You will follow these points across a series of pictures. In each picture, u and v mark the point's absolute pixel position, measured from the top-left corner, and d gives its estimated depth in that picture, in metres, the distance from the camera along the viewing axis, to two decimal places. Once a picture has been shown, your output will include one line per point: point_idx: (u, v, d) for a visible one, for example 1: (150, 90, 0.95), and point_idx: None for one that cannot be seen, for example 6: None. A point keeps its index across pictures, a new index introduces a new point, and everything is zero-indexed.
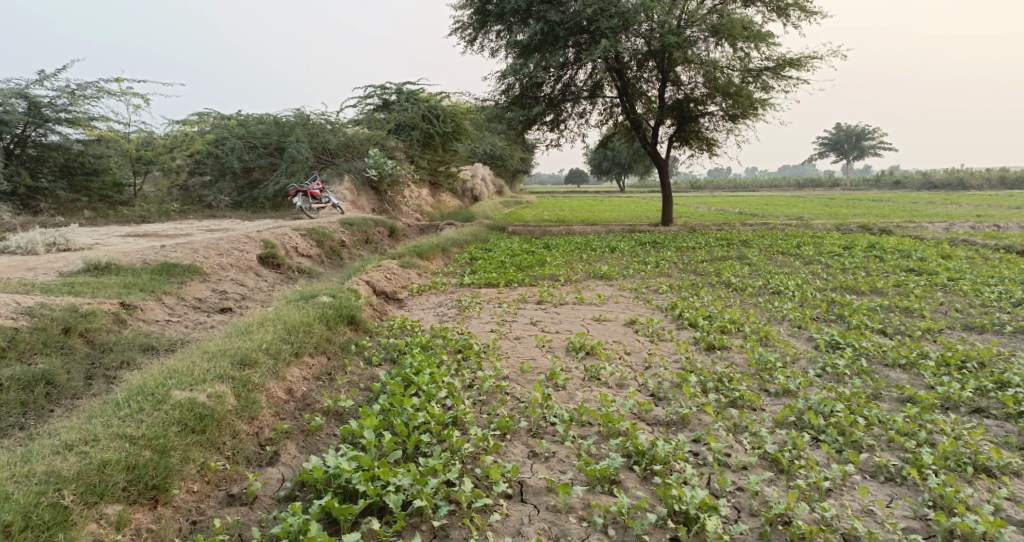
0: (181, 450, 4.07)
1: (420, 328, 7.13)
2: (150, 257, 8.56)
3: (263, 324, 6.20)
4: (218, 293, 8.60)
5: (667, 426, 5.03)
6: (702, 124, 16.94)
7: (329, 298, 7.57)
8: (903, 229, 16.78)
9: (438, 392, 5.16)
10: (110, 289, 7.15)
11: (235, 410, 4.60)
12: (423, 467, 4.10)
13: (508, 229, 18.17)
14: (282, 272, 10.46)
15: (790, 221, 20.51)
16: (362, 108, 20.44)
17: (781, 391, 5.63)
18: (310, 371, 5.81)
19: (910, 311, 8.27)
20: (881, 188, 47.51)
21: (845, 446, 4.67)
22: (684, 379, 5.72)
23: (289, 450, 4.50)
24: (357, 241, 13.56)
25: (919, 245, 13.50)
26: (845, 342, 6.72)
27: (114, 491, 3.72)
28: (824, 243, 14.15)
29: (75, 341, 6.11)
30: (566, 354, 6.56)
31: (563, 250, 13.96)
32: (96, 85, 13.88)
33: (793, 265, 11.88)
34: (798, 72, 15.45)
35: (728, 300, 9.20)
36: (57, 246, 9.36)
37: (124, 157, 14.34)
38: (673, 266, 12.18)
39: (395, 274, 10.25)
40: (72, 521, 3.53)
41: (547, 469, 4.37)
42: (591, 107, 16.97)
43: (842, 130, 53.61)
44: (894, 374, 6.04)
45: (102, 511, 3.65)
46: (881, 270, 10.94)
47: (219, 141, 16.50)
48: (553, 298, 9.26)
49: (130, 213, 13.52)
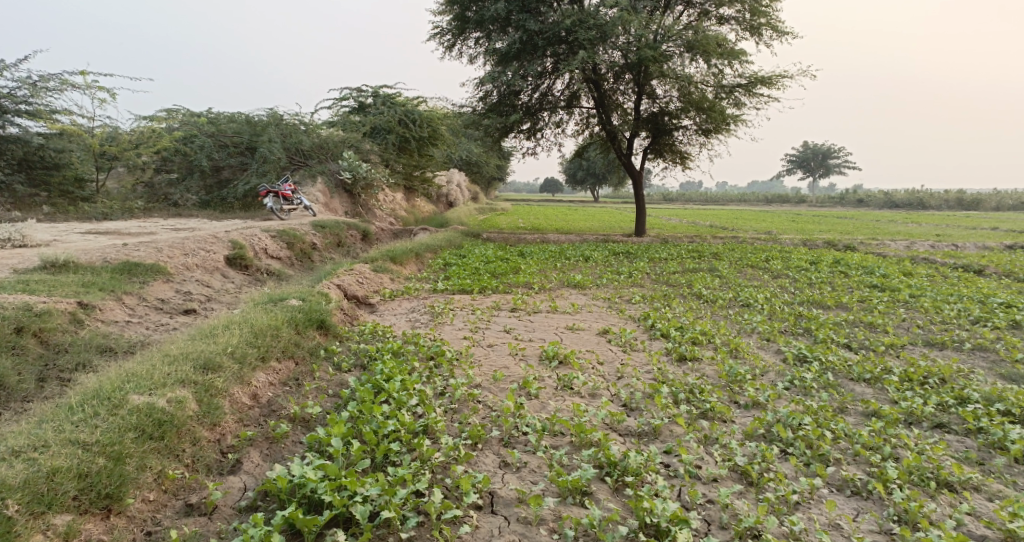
0: (137, 458, 3.91)
1: (392, 333, 7.01)
2: (111, 255, 8.30)
3: (229, 327, 6.03)
4: (182, 294, 8.36)
5: (639, 436, 5.00)
6: (675, 138, 17.12)
7: (298, 301, 7.41)
8: (867, 245, 17.16)
9: (408, 399, 5.06)
10: (67, 288, 6.90)
11: (196, 417, 4.44)
12: (391, 477, 4.00)
13: (482, 235, 18.10)
14: (249, 274, 10.23)
15: (759, 235, 20.83)
16: (337, 110, 20.22)
17: (752, 403, 5.66)
18: (277, 376, 5.66)
19: (874, 326, 8.42)
20: (845, 205, 48.68)
21: (813, 459, 4.69)
22: (656, 390, 5.71)
23: (252, 458, 4.36)
24: (328, 243, 13.36)
25: (882, 262, 13.80)
26: (813, 356, 6.80)
27: (63, 500, 3.56)
28: (792, 258, 14.38)
29: (28, 341, 5.87)
30: (538, 363, 6.50)
31: (537, 258, 13.95)
32: (60, 78, 13.48)
33: (762, 278, 12.04)
34: (769, 89, 15.72)
35: (699, 311, 9.26)
36: (13, 242, 9.02)
37: (87, 152, 13.93)
38: (645, 277, 12.25)
39: (367, 278, 10.11)
40: (16, 533, 3.35)
41: (517, 479, 4.30)
42: (567, 116, 17.03)
43: (809, 148, 54.80)
44: (860, 388, 6.12)
45: (50, 522, 3.48)
46: (846, 285, 11.14)
47: (188, 139, 16.14)
48: (526, 306, 9.22)
49: (92, 210, 13.12)
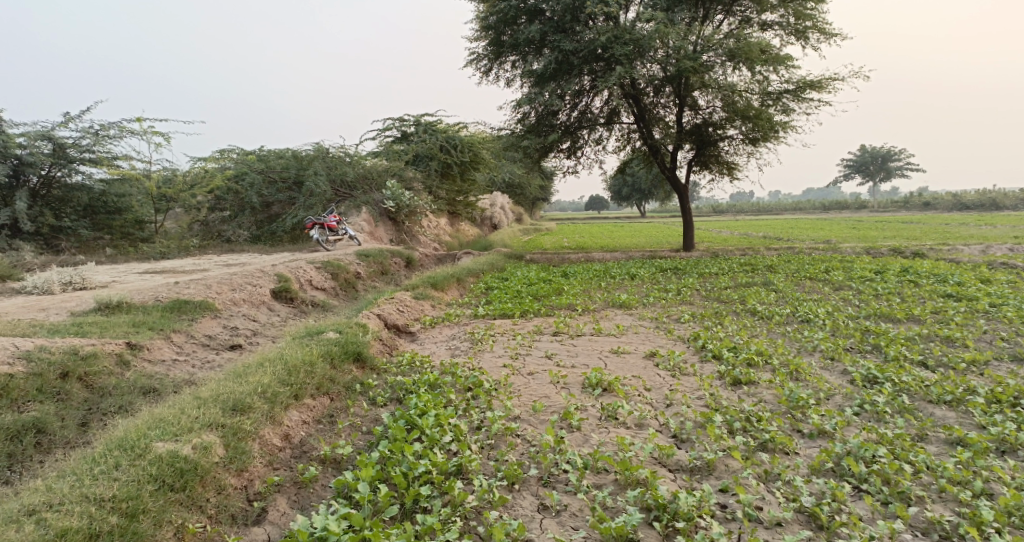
0: (154, 513, 3.78)
1: (430, 364, 6.79)
2: (162, 294, 8.39)
3: (263, 364, 5.91)
4: (229, 330, 8.35)
5: (691, 473, 4.61)
6: (721, 149, 16.58)
7: (336, 333, 7.28)
8: (937, 251, 16.14)
9: (442, 437, 4.80)
10: (117, 329, 6.94)
11: (221, 463, 4.31)
12: (419, 526, 3.74)
13: (526, 257, 17.86)
14: (295, 306, 10.22)
15: (816, 244, 19.93)
16: (381, 141, 20.46)
17: (816, 432, 5.18)
18: (310, 414, 5.50)
19: (952, 340, 7.75)
20: (910, 209, 46.59)
21: (891, 497, 4.20)
22: (709, 419, 5.28)
23: (278, 506, 4.20)
24: (373, 272, 13.34)
25: (955, 269, 12.91)
26: (883, 376, 6.24)
27: None
28: (854, 267, 13.60)
29: (73, 385, 5.84)
30: (581, 391, 6.16)
31: (581, 279, 13.61)
32: (119, 125, 13.99)
33: (822, 291, 11.38)
34: (819, 94, 15.07)
35: (754, 329, 8.74)
36: (73, 285, 9.23)
37: (146, 195, 14.38)
38: (695, 294, 11.75)
39: (408, 306, 9.96)
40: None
41: (557, 526, 3.98)
42: (607, 133, 16.69)
43: (867, 152, 52.70)
44: (940, 412, 5.57)
45: None
46: (917, 296, 10.40)
47: (239, 176, 16.53)
48: (569, 329, 8.89)
49: (150, 250, 13.47)
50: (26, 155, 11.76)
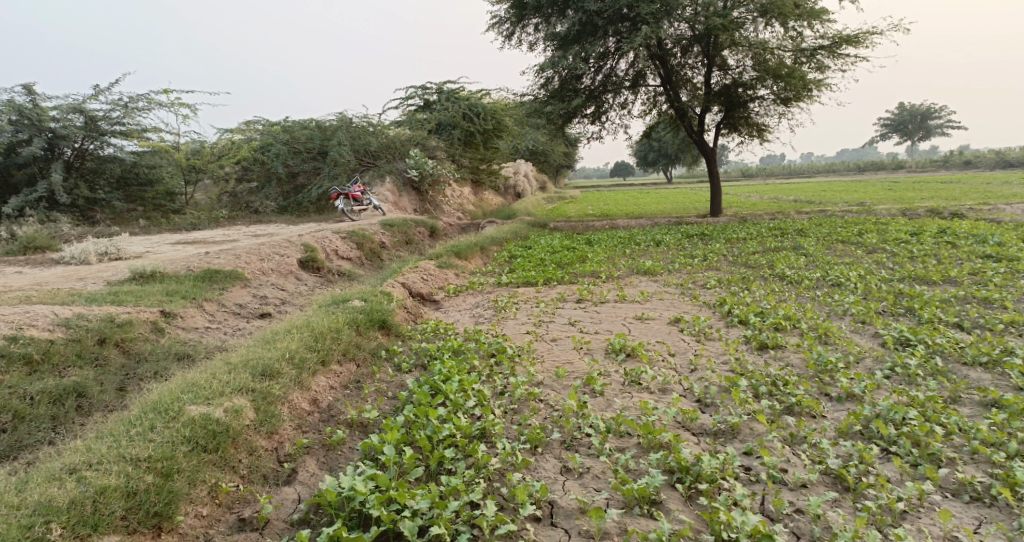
0: (188, 473, 3.90)
1: (453, 331, 6.84)
2: (194, 264, 8.55)
3: (291, 331, 6.01)
4: (258, 298, 8.48)
5: (715, 436, 4.60)
6: (751, 110, 16.16)
7: (362, 301, 7.36)
8: (977, 211, 15.65)
9: (466, 401, 4.85)
10: (152, 298, 7.10)
11: (252, 426, 4.44)
12: (443, 487, 3.80)
13: (550, 225, 17.77)
14: (322, 275, 10.33)
15: (850, 207, 19.47)
16: (404, 109, 20.38)
17: (845, 396, 5.14)
18: (338, 379, 5.59)
19: (989, 302, 7.59)
20: (949, 169, 45.14)
21: (920, 459, 4.12)
22: (733, 383, 5.27)
23: (307, 467, 4.30)
24: (398, 241, 13.42)
25: (995, 229, 12.54)
26: (916, 339, 6.18)
27: (111, 520, 3.54)
28: (888, 230, 13.28)
29: (110, 351, 6.01)
30: (605, 357, 6.19)
31: (605, 245, 13.53)
32: (146, 97, 14.14)
33: (854, 254, 11.15)
34: (856, 49, 14.55)
35: (782, 294, 8.62)
36: (109, 255, 9.45)
37: (175, 166, 14.57)
38: (722, 259, 11.60)
39: (432, 275, 10.01)
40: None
41: (580, 487, 4.01)
42: (633, 97, 16.35)
43: (905, 110, 50.95)
44: (974, 375, 5.50)
45: None
46: (954, 257, 10.14)
47: (265, 147, 16.65)
48: (592, 296, 8.87)
49: (182, 221, 13.69)
50: (59, 128, 11.97)
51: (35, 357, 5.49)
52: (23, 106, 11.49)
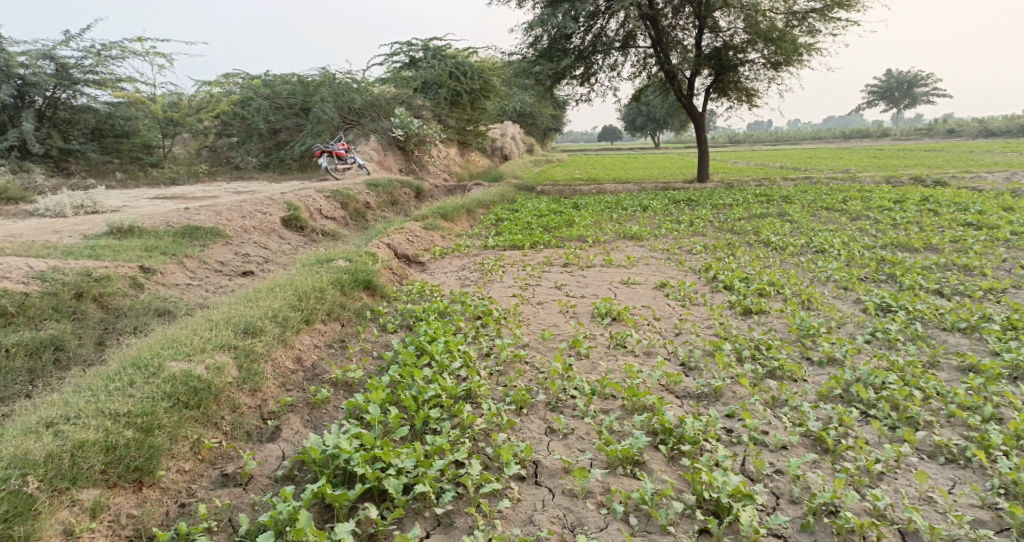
0: (170, 428, 3.87)
1: (439, 293, 6.81)
2: (173, 220, 8.37)
3: (274, 289, 5.93)
4: (241, 256, 8.35)
5: (698, 399, 4.65)
6: (742, 74, 16.01)
7: (346, 261, 7.28)
8: (960, 180, 15.77)
9: (451, 362, 4.84)
10: (130, 253, 6.96)
11: (235, 383, 4.40)
12: (428, 446, 3.79)
13: (537, 188, 17.63)
14: (305, 235, 10.19)
15: (835, 174, 19.54)
16: (389, 67, 19.93)
17: (826, 360, 5.22)
18: (322, 338, 5.55)
19: (970, 269, 7.71)
20: (934, 138, 45.38)
21: (899, 423, 4.17)
22: (718, 347, 5.33)
23: (291, 425, 4.29)
24: (383, 201, 13.25)
25: (977, 197, 12.65)
26: (897, 306, 6.31)
27: (90, 474, 3.49)
28: (873, 197, 13.35)
29: (88, 306, 5.91)
30: (590, 320, 6.22)
31: (592, 210, 13.47)
32: (120, 45, 13.68)
33: (838, 221, 11.22)
34: (848, 13, 14.38)
35: (767, 260, 8.66)
36: (85, 209, 9.22)
37: (153, 119, 14.17)
38: (708, 225, 11.62)
39: (418, 236, 9.91)
40: (36, 512, 3.27)
41: (564, 448, 4.02)
42: (623, 58, 16.11)
43: (894, 78, 50.84)
44: (953, 339, 5.64)
45: (76, 498, 3.41)
46: (936, 224, 10.24)
47: (246, 102, 16.24)
48: (578, 260, 8.84)
49: (160, 176, 13.37)
50: (29, 74, 11.56)
51: (9, 309, 5.37)
52: None
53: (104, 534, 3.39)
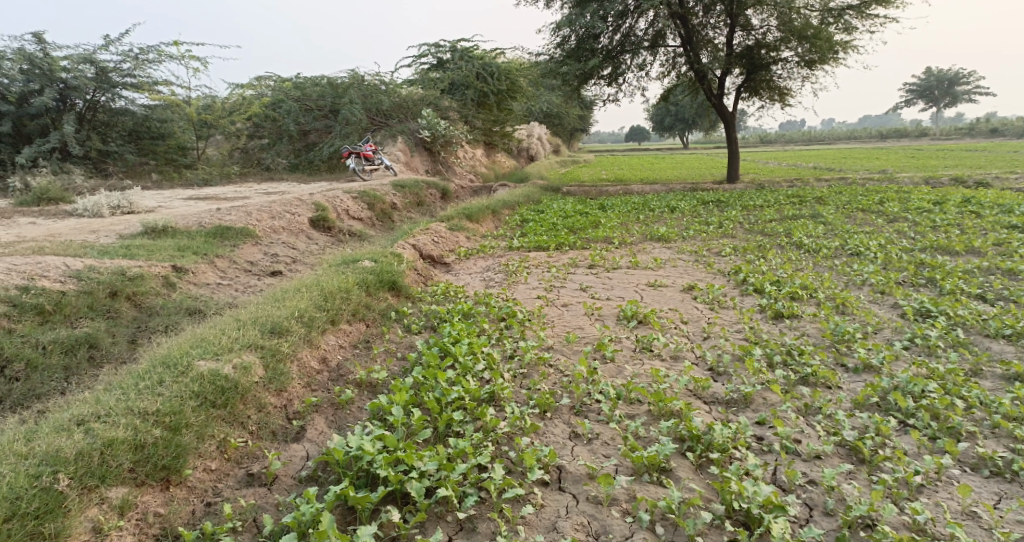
0: (197, 427, 3.89)
1: (464, 294, 6.79)
2: (205, 220, 8.49)
3: (300, 290, 5.95)
4: (270, 256, 8.43)
5: (727, 405, 4.54)
6: (774, 73, 15.72)
7: (372, 262, 7.29)
8: (1003, 181, 15.28)
9: (475, 365, 4.81)
10: (164, 253, 7.06)
11: (261, 382, 4.42)
12: (451, 449, 3.75)
13: (564, 189, 17.54)
14: (333, 235, 10.26)
15: (871, 175, 19.09)
16: (417, 68, 20.02)
17: (861, 367, 5.07)
18: (347, 339, 5.56)
19: (1014, 274, 7.45)
20: (974, 137, 44.17)
21: (939, 433, 4.01)
22: (747, 352, 5.22)
23: (316, 426, 4.29)
24: (409, 202, 13.30)
25: (1021, 199, 12.24)
26: (937, 311, 6.13)
27: (118, 472, 3.52)
28: (911, 199, 13.00)
29: (122, 304, 6.01)
30: (616, 323, 6.15)
31: (619, 211, 13.36)
32: (157, 49, 13.96)
33: (874, 223, 10.94)
34: (886, 9, 14.04)
35: (799, 263, 8.46)
36: (121, 209, 9.41)
37: (187, 121, 14.43)
38: (738, 227, 11.42)
39: (443, 237, 9.90)
40: (66, 509, 3.30)
41: (589, 453, 3.94)
42: (652, 58, 15.94)
43: (932, 76, 49.51)
44: (997, 347, 5.46)
45: (104, 495, 3.44)
46: (977, 227, 9.93)
47: (277, 104, 16.45)
48: (605, 262, 8.74)
49: (193, 176, 13.61)
50: (70, 78, 11.84)
51: (46, 307, 5.48)
52: (34, 55, 11.36)
53: (131, 531, 3.41)
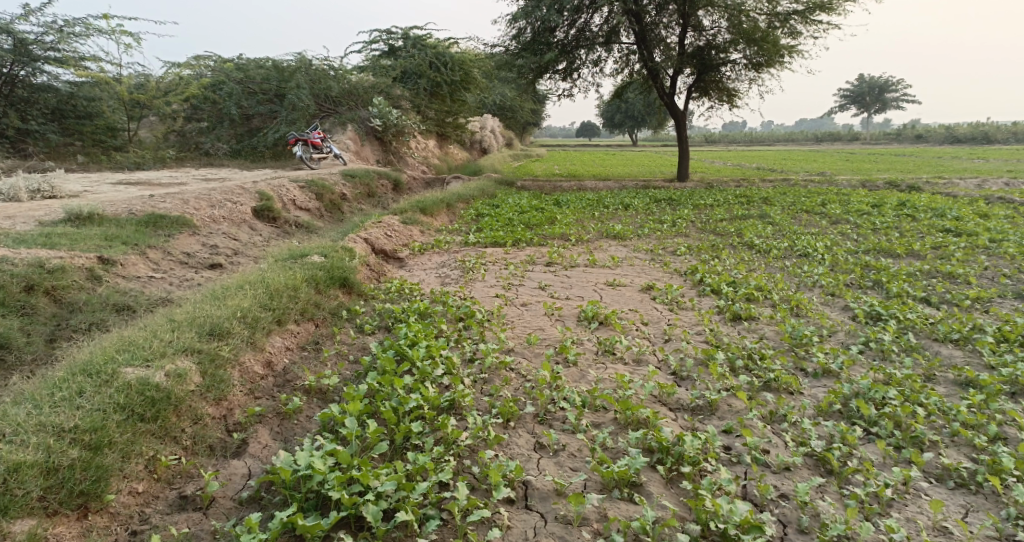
0: (122, 446, 3.52)
1: (419, 292, 6.51)
2: (136, 207, 7.90)
3: (243, 286, 5.55)
4: (208, 248, 7.91)
5: (693, 412, 4.43)
6: (723, 74, 15.91)
7: (321, 257, 6.91)
8: (934, 185, 15.95)
9: (433, 370, 4.56)
10: (89, 242, 6.50)
11: (197, 391, 4.05)
12: (410, 466, 3.51)
13: (517, 183, 17.35)
14: (278, 226, 9.76)
15: (812, 177, 19.61)
16: (367, 55, 19.39)
17: (822, 372, 5.05)
18: (295, 340, 5.21)
19: (954, 277, 7.67)
20: (901, 143, 46.30)
21: (904, 443, 3.98)
22: (710, 356, 5.14)
23: (259, 439, 3.97)
24: (359, 194, 12.84)
25: (952, 203, 12.77)
26: (887, 314, 6.21)
27: (26, 502, 3.13)
28: (851, 201, 13.37)
29: (39, 300, 5.47)
30: (577, 324, 6.01)
31: (574, 207, 13.26)
32: (84, 22, 13.03)
33: (819, 224, 11.18)
34: (828, 16, 14.38)
35: (752, 263, 8.51)
36: (42, 193, 8.68)
37: (117, 101, 13.53)
38: (690, 226, 11.47)
39: (396, 231, 9.56)
40: None
41: (555, 466, 3.76)
42: (606, 54, 15.88)
43: (865, 83, 51.59)
44: (946, 351, 5.54)
45: (8, 529, 3.05)
46: (915, 230, 10.26)
47: (217, 86, 15.64)
48: (562, 260, 8.58)
49: (125, 159, 12.77)
50: None
51: None
52: None
53: None
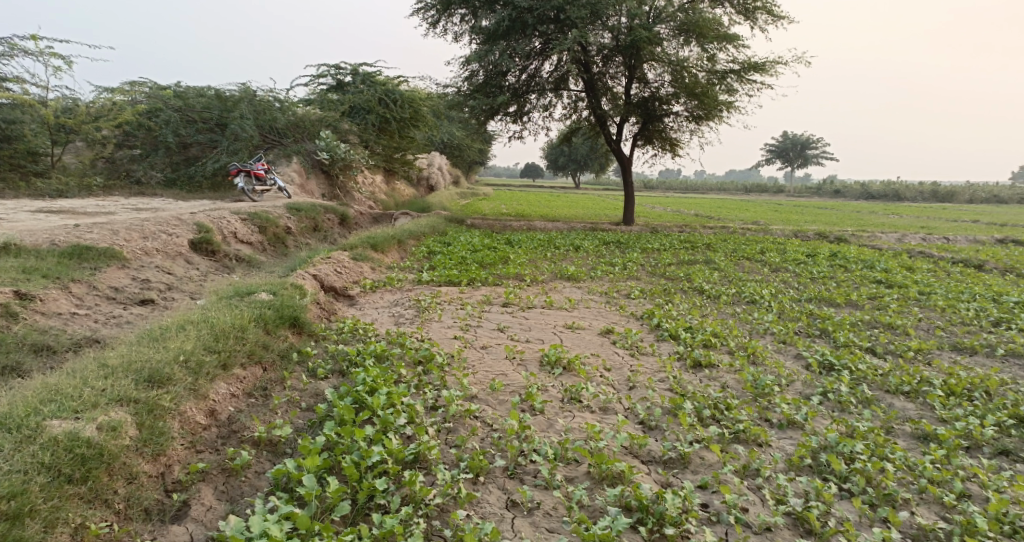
0: (45, 514, 3.17)
1: (374, 333, 6.18)
2: (60, 238, 7.30)
3: (184, 327, 5.10)
4: (140, 282, 7.37)
5: (665, 465, 4.30)
6: (666, 124, 16.42)
7: (268, 295, 6.50)
8: (859, 237, 16.79)
9: (396, 419, 4.26)
10: (3, 275, 5.91)
11: (133, 446, 3.66)
12: (376, 530, 3.31)
13: (466, 222, 17.24)
14: (217, 260, 9.24)
15: (747, 225, 20.34)
16: (314, 87, 19.05)
17: (787, 423, 5.02)
18: (241, 386, 4.79)
19: (894, 328, 7.92)
20: (822, 196, 48.93)
21: (878, 500, 3.99)
22: (678, 406, 5.02)
23: (204, 499, 3.62)
24: (305, 228, 12.41)
25: (879, 255, 13.40)
26: (840, 364, 6.29)
27: None
28: (787, 250, 13.86)
29: None
30: (539, 369, 5.81)
31: (525, 247, 13.20)
32: (8, 41, 12.28)
33: (761, 272, 11.47)
34: (762, 76, 15.08)
35: (704, 309, 8.58)
36: None
37: (41, 124, 12.70)
38: (640, 269, 11.55)
39: (346, 267, 9.21)
40: None
41: (531, 528, 3.58)
42: (555, 100, 16.13)
43: (788, 139, 54.38)
44: (901, 403, 5.62)
45: None
46: (851, 280, 10.65)
47: (153, 112, 14.96)
48: (518, 300, 8.42)
49: (46, 187, 11.93)
50: None
51: None
52: None
53: None
